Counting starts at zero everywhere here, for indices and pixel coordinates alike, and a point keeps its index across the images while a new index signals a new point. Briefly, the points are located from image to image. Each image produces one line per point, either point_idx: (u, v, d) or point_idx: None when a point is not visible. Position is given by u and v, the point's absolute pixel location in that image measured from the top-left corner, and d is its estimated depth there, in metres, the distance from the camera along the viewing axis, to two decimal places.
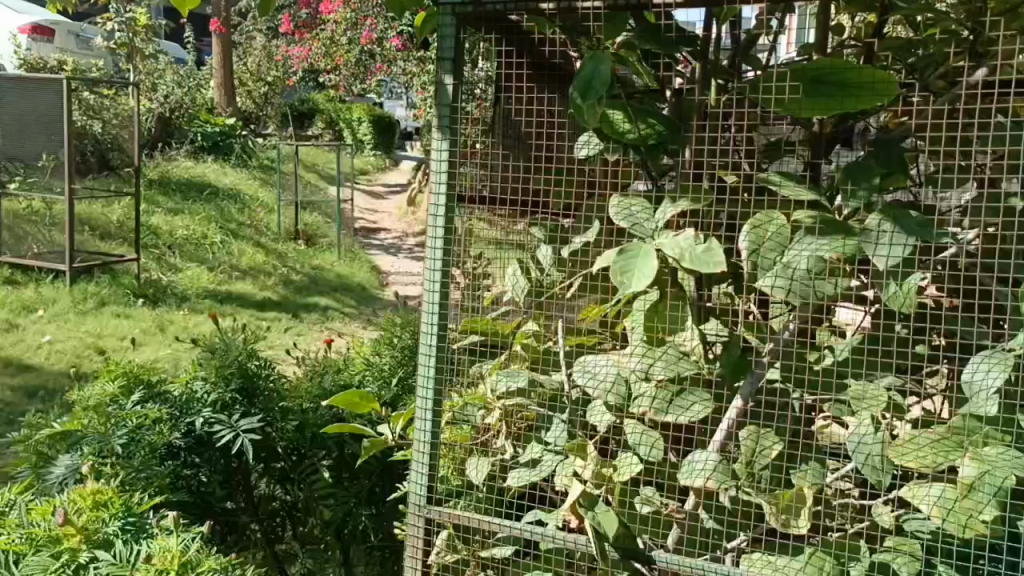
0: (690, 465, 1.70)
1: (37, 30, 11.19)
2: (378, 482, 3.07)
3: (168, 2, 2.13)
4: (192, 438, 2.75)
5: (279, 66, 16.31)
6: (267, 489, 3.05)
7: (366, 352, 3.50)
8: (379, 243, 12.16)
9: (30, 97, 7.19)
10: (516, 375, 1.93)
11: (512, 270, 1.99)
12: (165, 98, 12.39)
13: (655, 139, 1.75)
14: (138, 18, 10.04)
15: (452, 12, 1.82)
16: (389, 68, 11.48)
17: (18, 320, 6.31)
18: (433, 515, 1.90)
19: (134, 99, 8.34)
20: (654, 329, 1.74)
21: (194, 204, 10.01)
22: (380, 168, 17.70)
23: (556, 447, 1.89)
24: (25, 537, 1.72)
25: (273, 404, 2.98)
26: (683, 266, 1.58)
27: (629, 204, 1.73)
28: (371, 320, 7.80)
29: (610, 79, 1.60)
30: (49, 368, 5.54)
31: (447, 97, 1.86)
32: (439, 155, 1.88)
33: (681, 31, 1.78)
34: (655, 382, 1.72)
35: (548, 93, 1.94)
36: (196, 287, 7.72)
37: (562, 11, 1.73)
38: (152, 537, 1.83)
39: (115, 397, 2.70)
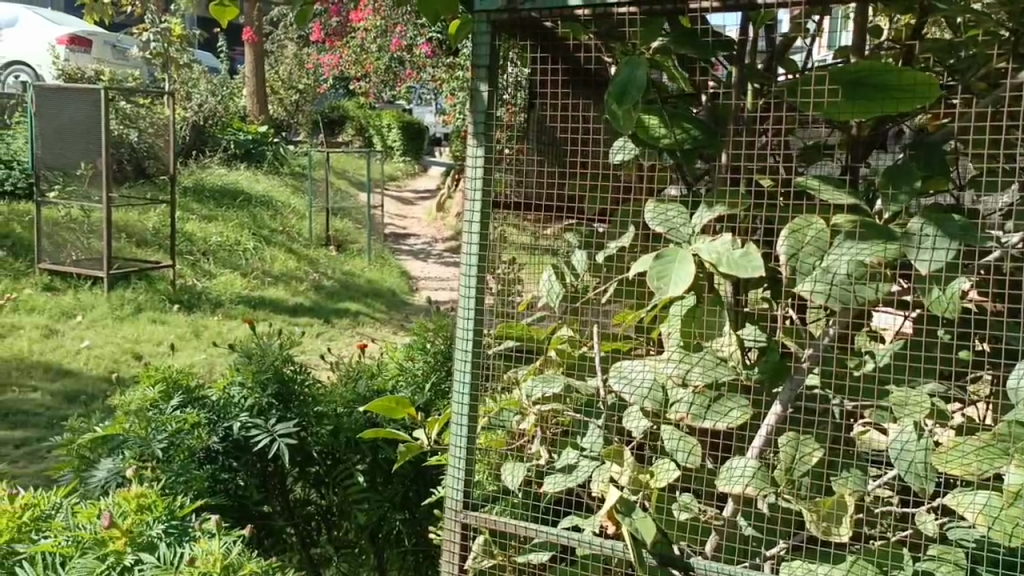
0: (729, 471, 1.69)
1: (75, 41, 11.43)
2: (412, 486, 3.06)
3: (207, 13, 2.17)
4: (230, 442, 2.79)
5: (309, 74, 16.46)
6: (302, 493, 3.08)
7: (399, 357, 3.52)
8: (409, 248, 12.22)
9: (69, 106, 7.33)
10: (552, 381, 1.92)
11: (547, 276, 1.99)
12: (198, 107, 12.56)
13: (691, 144, 1.76)
14: (173, 29, 10.21)
15: (487, 19, 1.82)
16: (419, 75, 11.55)
17: (57, 326, 6.45)
18: (469, 520, 1.91)
19: (170, 108, 8.49)
20: (691, 334, 1.74)
21: (228, 211, 10.13)
22: (409, 174, 17.78)
23: (592, 453, 1.86)
24: (72, 539, 1.75)
25: (308, 409, 3.01)
26: (719, 270, 1.59)
27: (665, 209, 1.73)
28: (402, 326, 7.85)
29: (646, 84, 1.60)
30: (87, 372, 5.64)
31: (482, 104, 1.86)
32: (474, 161, 1.88)
33: (718, 35, 1.78)
34: (693, 388, 1.71)
35: (583, 99, 1.95)
36: (229, 293, 7.82)
37: (597, 17, 1.74)
38: (195, 540, 1.85)
39: (155, 402, 2.76)
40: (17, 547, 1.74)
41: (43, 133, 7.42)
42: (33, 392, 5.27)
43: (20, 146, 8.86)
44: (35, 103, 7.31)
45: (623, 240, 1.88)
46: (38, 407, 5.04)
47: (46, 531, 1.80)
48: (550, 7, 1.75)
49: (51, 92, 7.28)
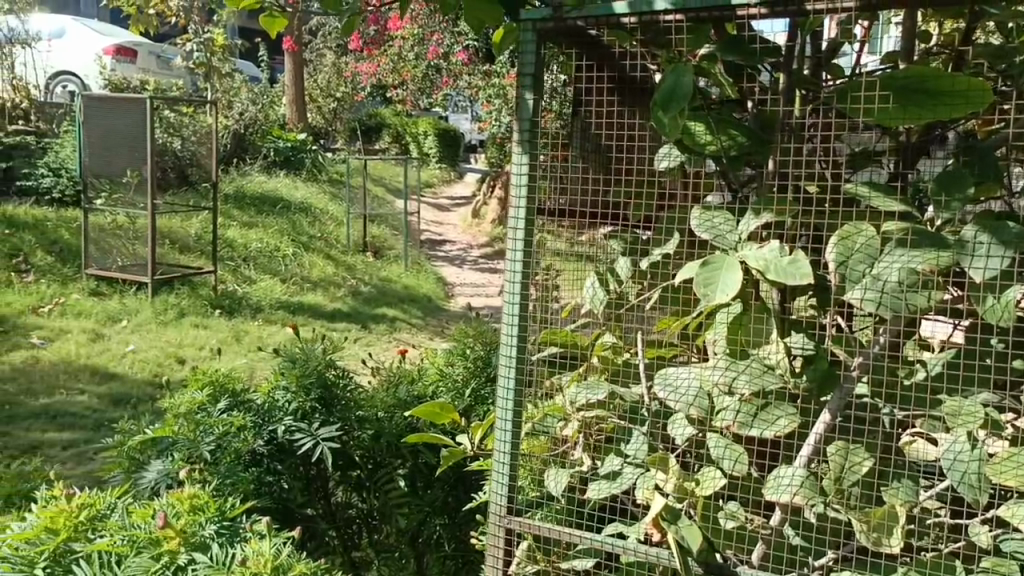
0: (776, 481, 1.68)
1: (120, 51, 11.69)
2: (451, 492, 3.09)
3: (258, 23, 2.20)
4: (274, 445, 2.84)
5: (347, 82, 16.63)
6: (344, 497, 3.11)
7: (439, 362, 3.54)
8: (444, 254, 12.29)
9: (116, 116, 7.48)
10: (596, 388, 1.92)
11: (590, 282, 1.99)
12: (240, 115, 12.74)
13: (737, 150, 1.76)
14: (215, 39, 10.38)
15: (533, 28, 1.83)
16: (455, 82, 11.70)
17: (103, 330, 6.59)
18: (513, 526, 1.92)
19: (212, 117, 8.64)
20: (738, 341, 1.74)
21: (268, 218, 10.26)
22: (445, 181, 17.88)
23: (636, 460, 1.86)
24: (128, 538, 1.80)
25: (350, 413, 3.04)
26: (767, 277, 1.57)
27: (711, 216, 1.72)
28: (438, 332, 7.92)
29: (691, 92, 1.60)
30: (133, 376, 5.76)
31: (528, 112, 1.86)
32: (519, 168, 1.89)
33: (766, 43, 1.78)
34: (740, 396, 1.70)
35: (628, 107, 1.94)
36: (269, 298, 7.94)
37: (644, 24, 1.74)
38: (246, 541, 1.89)
39: (202, 405, 2.81)
40: (74, 546, 1.78)
41: (90, 141, 7.58)
42: (80, 394, 5.39)
43: (68, 154, 9.02)
44: (82, 112, 7.47)
45: (668, 246, 1.87)
46: (86, 410, 5.15)
47: (103, 530, 1.85)
48: (595, 15, 1.76)
49: (98, 101, 7.44)
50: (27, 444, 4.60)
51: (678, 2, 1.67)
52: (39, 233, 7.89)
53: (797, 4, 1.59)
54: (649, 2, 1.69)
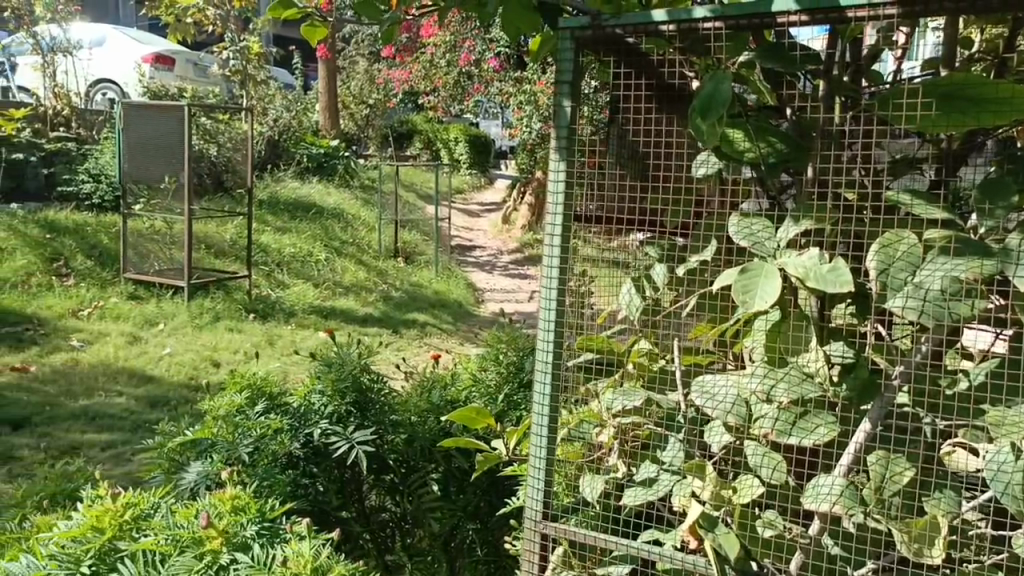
0: (815, 489, 1.68)
1: (159, 59, 11.92)
2: (484, 497, 3.10)
3: (301, 32, 2.23)
4: (310, 448, 2.87)
5: (379, 89, 16.74)
6: (377, 501, 3.14)
7: (473, 367, 3.56)
8: (474, 260, 12.33)
9: (155, 124, 7.60)
10: (632, 395, 1.92)
11: (627, 289, 1.99)
12: (274, 122, 12.90)
13: (776, 159, 1.77)
14: (251, 47, 10.54)
15: (571, 36, 1.85)
16: (486, 89, 11.78)
17: (140, 333, 6.71)
18: (549, 531, 1.93)
19: (247, 124, 8.76)
20: (776, 349, 1.74)
21: (301, 223, 10.37)
22: (476, 187, 17.93)
23: (673, 466, 1.86)
24: (171, 538, 1.83)
25: (384, 417, 3.07)
26: (806, 285, 1.57)
27: (750, 223, 1.72)
28: (469, 338, 7.95)
29: (729, 99, 1.60)
30: (169, 379, 5.85)
31: (566, 119, 1.88)
32: (556, 175, 1.91)
33: (805, 50, 1.78)
34: (778, 404, 1.69)
35: (666, 112, 1.93)
36: (302, 303, 8.02)
37: (682, 33, 1.74)
38: (286, 542, 1.92)
39: (240, 407, 2.85)
40: (119, 544, 1.82)
41: (130, 148, 7.71)
42: (119, 396, 5.49)
43: (108, 160, 9.15)
44: (123, 118, 7.60)
45: (705, 253, 1.87)
46: (124, 411, 5.24)
47: (148, 530, 1.88)
48: (633, 23, 1.76)
49: (139, 109, 7.57)
50: (66, 445, 4.69)
51: (716, 11, 1.67)
52: (79, 238, 8.04)
53: (839, 11, 1.58)
54: (688, 11, 1.70)
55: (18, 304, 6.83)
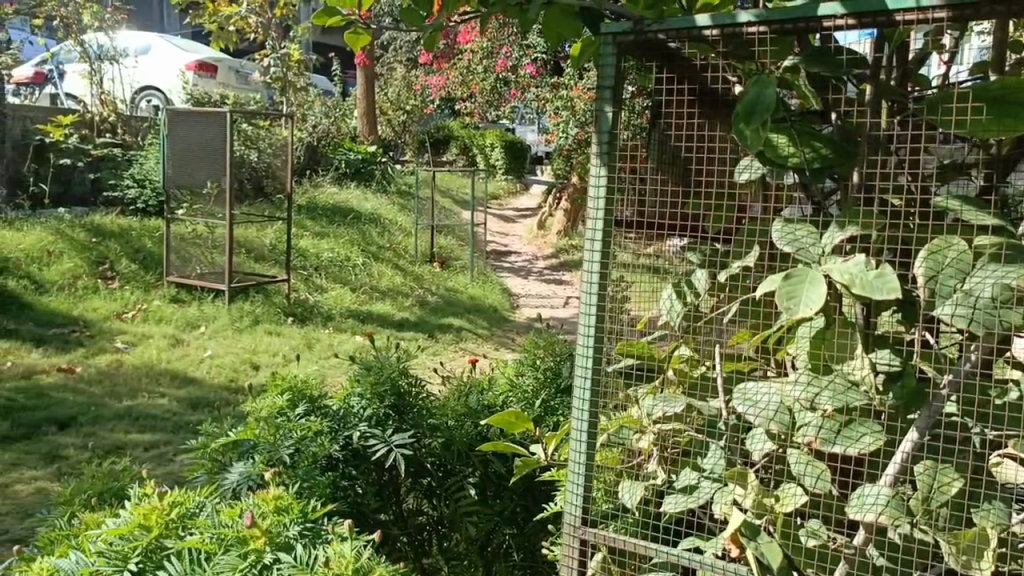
0: (860, 499, 1.66)
1: (201, 67, 12.17)
2: (522, 501, 3.12)
3: (344, 39, 2.29)
4: (349, 450, 2.89)
5: (416, 95, 16.84)
6: (415, 504, 3.16)
7: (510, 372, 3.57)
8: (509, 265, 12.35)
9: (198, 130, 7.75)
10: (673, 401, 1.91)
11: (667, 295, 1.98)
12: (313, 128, 13.04)
13: (821, 162, 1.74)
14: (292, 55, 10.67)
15: (613, 41, 1.84)
16: (523, 95, 11.83)
17: (182, 336, 6.82)
18: (589, 537, 1.93)
19: (287, 130, 8.88)
20: (820, 356, 1.72)
21: (339, 228, 10.47)
22: (511, 193, 17.98)
23: (713, 474, 1.85)
24: (215, 536, 1.86)
25: (422, 421, 3.10)
26: (852, 291, 1.55)
27: (794, 229, 1.71)
28: (504, 343, 7.96)
29: (774, 104, 1.59)
30: (210, 381, 5.93)
31: (607, 124, 1.86)
32: (597, 180, 1.90)
33: (852, 55, 1.77)
34: (822, 412, 1.67)
35: (708, 119, 1.94)
36: (340, 307, 8.11)
37: (726, 38, 1.73)
38: (328, 543, 1.94)
39: (282, 409, 2.89)
40: (166, 543, 1.86)
41: (173, 154, 7.85)
42: (161, 397, 5.58)
43: (152, 166, 9.36)
44: (167, 125, 7.76)
45: (747, 258, 1.84)
46: (166, 412, 5.33)
47: (193, 528, 1.91)
48: (677, 28, 1.75)
49: (183, 115, 7.72)
50: (110, 445, 4.78)
51: (761, 15, 1.66)
52: (124, 242, 8.19)
53: (886, 15, 1.56)
54: (732, 16, 1.69)
55: (65, 306, 6.99)
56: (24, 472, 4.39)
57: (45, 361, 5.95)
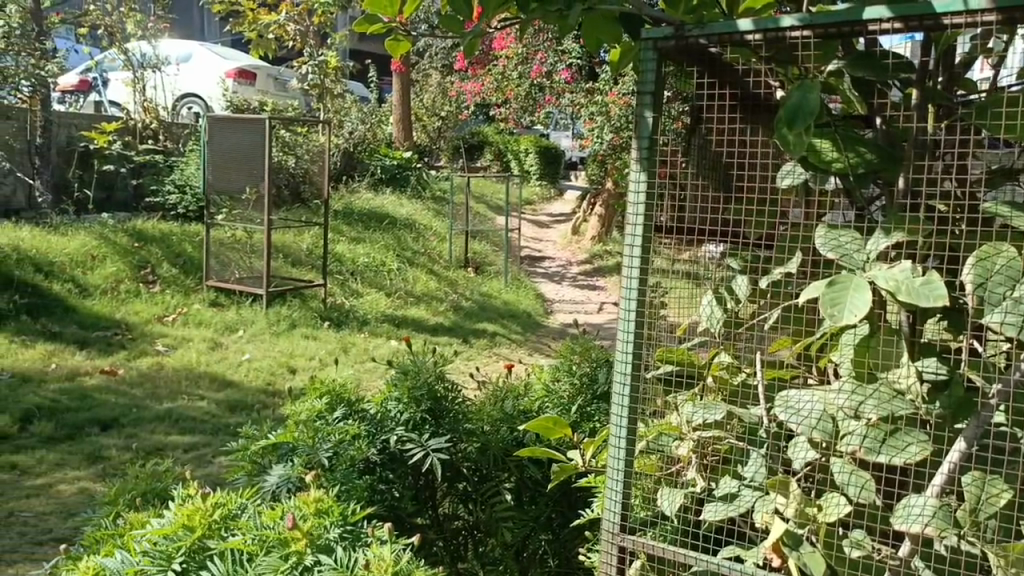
0: (906, 509, 1.64)
1: (241, 74, 12.35)
2: (556, 508, 3.14)
3: (385, 44, 2.30)
4: (386, 454, 2.91)
5: (451, 101, 16.92)
6: (451, 508, 3.17)
7: (546, 377, 3.57)
8: (543, 270, 12.35)
9: (237, 136, 7.88)
10: (713, 408, 1.90)
11: (707, 300, 1.98)
12: (350, 134, 13.18)
13: (864, 168, 1.73)
14: (329, 62, 10.75)
15: (653, 46, 1.83)
16: (558, 101, 11.82)
17: (221, 339, 6.93)
18: (627, 544, 1.92)
19: (324, 136, 8.99)
20: (864, 364, 1.70)
21: (374, 233, 10.55)
22: (545, 199, 18.00)
23: (754, 482, 1.83)
24: (258, 538, 1.89)
25: (458, 426, 3.11)
26: (898, 298, 1.52)
27: (838, 234, 1.68)
28: (538, 349, 7.97)
29: (817, 109, 1.58)
30: (248, 384, 6.01)
31: (647, 130, 1.85)
32: (637, 185, 1.88)
33: (897, 59, 1.75)
34: (867, 421, 1.65)
35: (749, 125, 1.92)
36: (375, 312, 8.17)
37: (769, 42, 1.71)
38: (368, 546, 1.96)
39: (320, 412, 2.92)
40: (209, 543, 1.89)
41: (213, 161, 7.99)
42: (201, 400, 5.66)
43: (192, 172, 9.52)
44: (207, 132, 7.91)
45: (790, 265, 1.82)
46: (204, 414, 5.41)
47: (235, 529, 1.94)
48: (719, 32, 1.73)
49: (223, 122, 7.86)
50: (151, 446, 4.87)
51: (805, 19, 1.64)
52: (164, 246, 8.32)
53: (934, 18, 1.54)
54: (775, 20, 1.66)
55: (108, 309, 7.11)
56: (67, 472, 4.49)
57: (88, 363, 6.07)
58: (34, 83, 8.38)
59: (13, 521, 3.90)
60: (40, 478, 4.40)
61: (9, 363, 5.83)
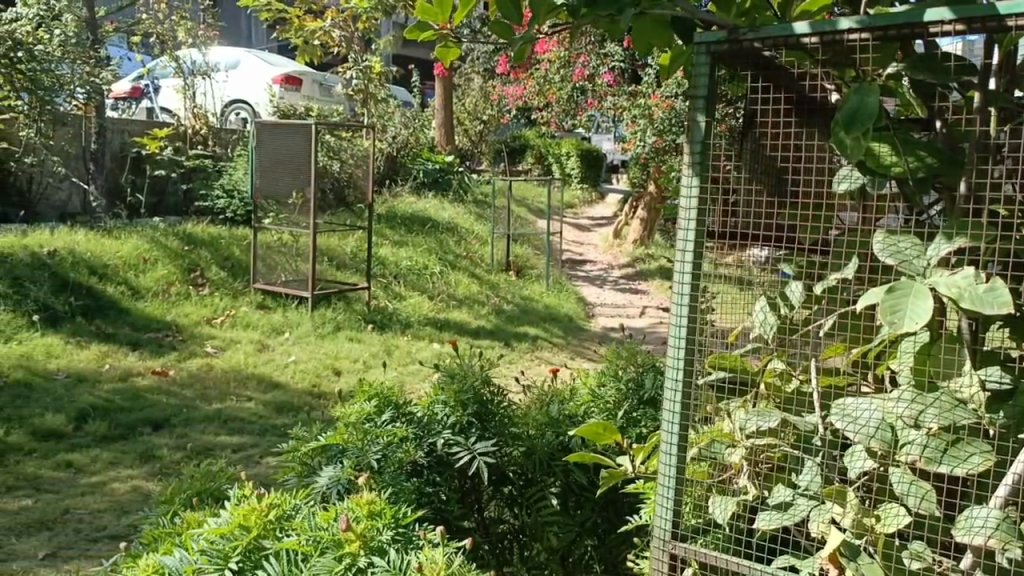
0: (968, 521, 1.60)
1: (287, 80, 12.54)
2: (602, 514, 3.13)
3: (434, 50, 2.32)
4: (433, 457, 2.92)
5: (493, 105, 16.94)
6: (496, 512, 3.19)
7: (591, 383, 3.56)
8: (585, 273, 12.33)
9: (284, 140, 8.00)
10: (767, 415, 1.87)
11: (761, 307, 1.95)
12: (393, 138, 13.29)
13: (925, 172, 1.70)
14: (373, 67, 10.88)
15: (707, 51, 1.82)
16: (599, 104, 11.83)
17: (267, 341, 7.04)
18: (679, 552, 1.90)
19: (369, 142, 9.13)
20: (924, 373, 1.67)
21: (417, 236, 10.61)
22: (587, 202, 17.93)
23: (809, 491, 1.80)
24: (312, 539, 1.92)
25: (504, 430, 3.13)
26: (960, 305, 1.48)
27: (897, 240, 1.66)
28: (580, 352, 7.95)
29: (877, 112, 1.55)
30: (295, 385, 6.11)
31: (700, 135, 1.84)
32: (689, 191, 1.87)
33: (959, 61, 1.72)
34: (927, 430, 1.63)
35: (805, 128, 1.89)
36: (418, 315, 8.22)
37: (826, 44, 1.69)
38: (419, 548, 1.98)
39: (369, 415, 2.94)
40: (265, 543, 1.92)
41: (262, 165, 8.13)
42: (249, 400, 5.76)
43: (241, 177, 9.69)
44: (256, 137, 8.04)
45: (847, 270, 1.79)
46: (253, 415, 5.50)
47: (291, 530, 1.97)
48: (774, 35, 1.72)
49: (270, 126, 7.97)
50: (202, 446, 4.96)
51: (865, 22, 1.61)
52: (213, 249, 8.48)
53: (998, 20, 1.50)
54: (832, 23, 1.65)
55: (160, 311, 7.26)
56: (121, 471, 4.59)
57: (140, 364, 6.21)
58: (89, 91, 8.71)
59: (69, 518, 4.00)
60: (95, 477, 4.50)
61: (66, 363, 5.99)
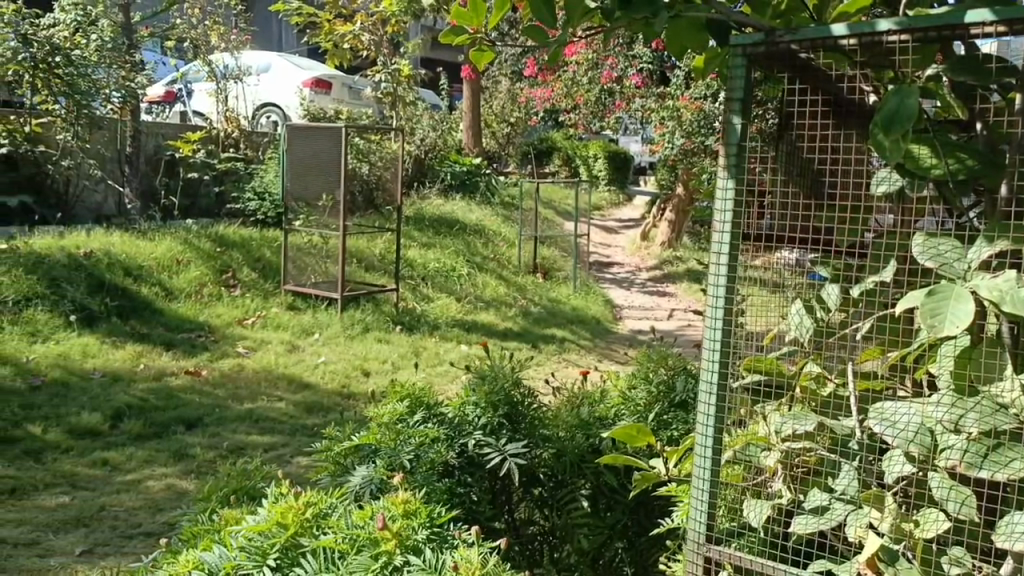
0: (1009, 527, 1.58)
1: (318, 84, 12.64)
2: (631, 517, 3.15)
3: (467, 54, 2.32)
4: (465, 458, 2.93)
5: (521, 108, 16.96)
6: (527, 514, 3.18)
7: (622, 386, 3.56)
8: (612, 276, 12.30)
9: (315, 143, 8.06)
10: (803, 418, 1.86)
11: (796, 310, 1.93)
12: (421, 140, 13.35)
13: (965, 175, 1.69)
14: (402, 70, 10.94)
15: (743, 53, 1.81)
16: (628, 106, 11.86)
17: (297, 342, 7.11)
18: (714, 554, 1.90)
19: (398, 145, 9.19)
20: (965, 376, 1.66)
21: (445, 239, 10.66)
22: (614, 204, 17.90)
23: (846, 495, 1.79)
24: (349, 537, 1.94)
25: (535, 431, 3.14)
26: (1001, 308, 1.46)
27: (937, 242, 1.65)
28: (608, 355, 7.94)
29: (916, 114, 1.54)
30: (324, 386, 6.16)
31: (736, 136, 1.84)
32: (725, 193, 1.86)
33: (1002, 62, 1.70)
34: (967, 435, 1.61)
35: (843, 130, 1.90)
36: (446, 317, 8.25)
37: (864, 46, 1.68)
38: (454, 547, 1.99)
39: (402, 415, 2.97)
40: (302, 541, 1.94)
41: (293, 168, 8.21)
42: (280, 401, 5.82)
43: (271, 179, 9.79)
44: (287, 140, 8.09)
45: (885, 273, 1.79)
46: (284, 415, 5.56)
47: (328, 528, 2.00)
48: (811, 37, 1.71)
49: (301, 130, 8.02)
50: (234, 445, 5.02)
51: (903, 22, 1.59)
52: (245, 251, 8.58)
53: None
54: (871, 24, 1.63)
55: (193, 311, 7.35)
56: (155, 470, 4.65)
57: (174, 364, 6.30)
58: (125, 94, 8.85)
59: (105, 516, 4.06)
60: (131, 475, 4.57)
61: (102, 363, 6.10)
